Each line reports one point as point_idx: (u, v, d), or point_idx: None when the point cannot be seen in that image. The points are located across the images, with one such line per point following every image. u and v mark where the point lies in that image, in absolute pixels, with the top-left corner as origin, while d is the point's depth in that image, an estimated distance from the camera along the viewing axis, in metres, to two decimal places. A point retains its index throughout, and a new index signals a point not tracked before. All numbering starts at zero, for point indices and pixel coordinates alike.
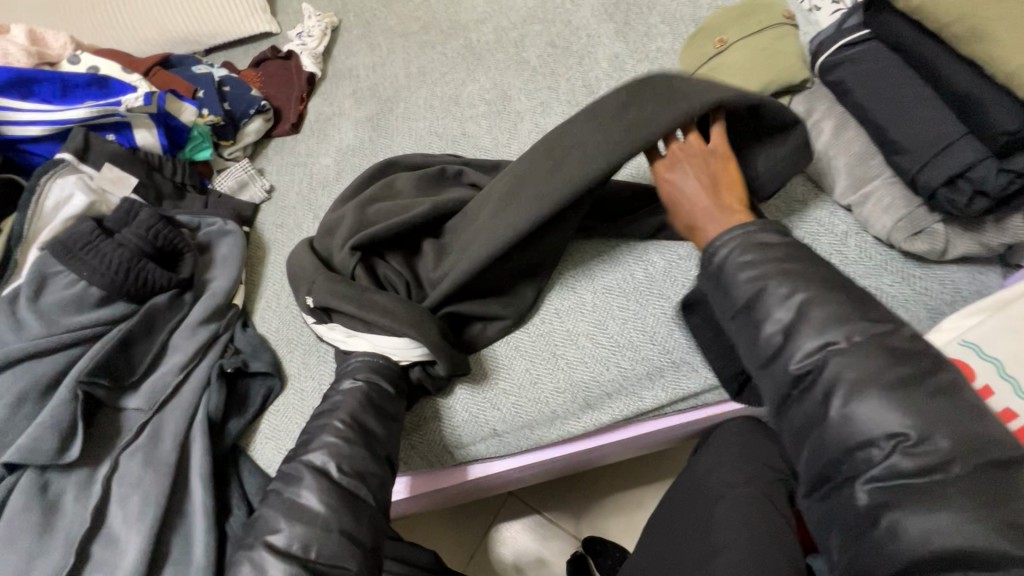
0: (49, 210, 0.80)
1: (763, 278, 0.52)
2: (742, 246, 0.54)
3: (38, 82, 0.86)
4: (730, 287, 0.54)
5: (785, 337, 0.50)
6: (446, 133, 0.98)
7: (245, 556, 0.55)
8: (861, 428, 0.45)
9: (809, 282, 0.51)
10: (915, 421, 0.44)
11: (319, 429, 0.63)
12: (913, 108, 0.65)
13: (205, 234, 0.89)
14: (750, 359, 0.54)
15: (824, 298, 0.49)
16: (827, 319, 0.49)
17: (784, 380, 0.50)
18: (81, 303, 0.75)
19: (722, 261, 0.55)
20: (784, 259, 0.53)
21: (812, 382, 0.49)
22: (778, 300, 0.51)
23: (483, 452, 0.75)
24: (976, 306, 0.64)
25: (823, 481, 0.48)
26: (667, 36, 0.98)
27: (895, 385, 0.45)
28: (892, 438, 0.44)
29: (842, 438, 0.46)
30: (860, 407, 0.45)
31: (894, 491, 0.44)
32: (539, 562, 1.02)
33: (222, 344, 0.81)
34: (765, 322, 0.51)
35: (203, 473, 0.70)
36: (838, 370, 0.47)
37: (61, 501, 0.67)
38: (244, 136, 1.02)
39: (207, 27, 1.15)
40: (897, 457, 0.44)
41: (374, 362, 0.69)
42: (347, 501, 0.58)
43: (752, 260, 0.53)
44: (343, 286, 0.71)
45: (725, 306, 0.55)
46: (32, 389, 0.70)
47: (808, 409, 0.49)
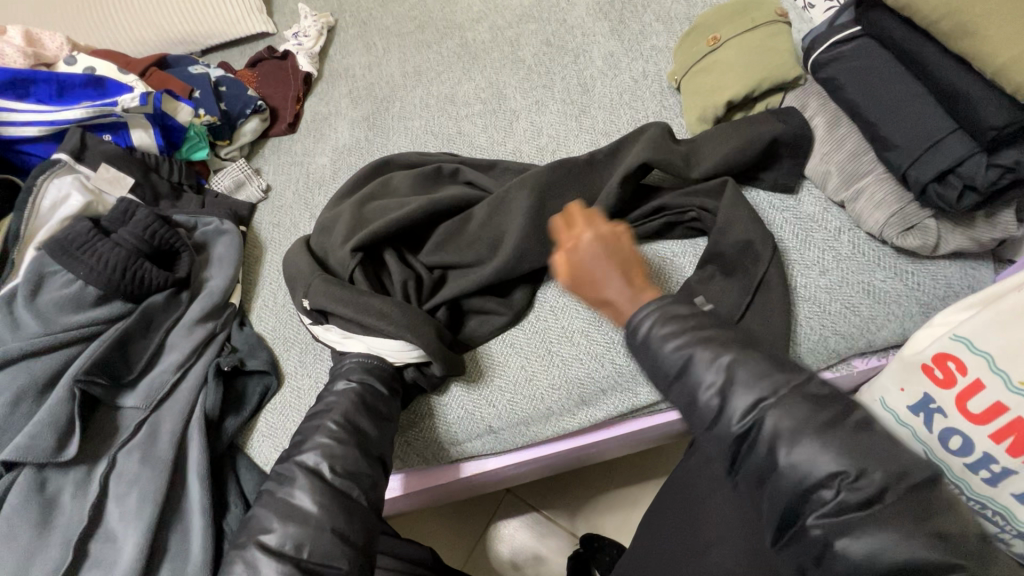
0: (45, 210, 0.81)
1: (688, 343, 0.48)
2: (660, 317, 0.49)
3: (35, 82, 0.86)
4: (657, 357, 0.49)
5: (721, 400, 0.46)
6: (442, 132, 0.99)
7: (238, 555, 0.55)
8: (804, 471, 0.42)
9: (728, 343, 0.47)
10: (852, 455, 0.41)
11: (313, 429, 0.63)
12: (904, 105, 0.66)
13: (201, 234, 0.90)
14: (694, 424, 0.49)
15: (748, 356, 0.46)
16: (755, 374, 0.45)
17: (729, 441, 0.46)
18: (79, 302, 0.75)
19: (646, 334, 0.50)
20: (699, 326, 0.48)
21: (755, 439, 0.44)
22: (705, 364, 0.47)
23: (479, 448, 0.76)
24: (968, 300, 0.65)
25: (779, 529, 0.44)
26: (662, 34, 0.99)
27: (827, 426, 0.42)
28: (835, 477, 0.41)
29: (792, 483, 0.42)
30: (795, 453, 0.42)
31: (843, 522, 0.40)
32: (537, 559, 1.02)
33: (218, 343, 0.81)
34: (699, 387, 0.47)
35: (200, 471, 0.70)
36: (775, 424, 0.43)
37: (59, 499, 0.67)
38: (242, 136, 1.03)
39: (204, 28, 1.16)
40: (845, 493, 0.41)
41: (367, 363, 0.69)
42: (340, 501, 0.58)
43: (673, 328, 0.49)
44: (340, 290, 0.72)
45: (657, 378, 0.50)
46: (30, 388, 0.70)
47: (756, 464, 0.44)
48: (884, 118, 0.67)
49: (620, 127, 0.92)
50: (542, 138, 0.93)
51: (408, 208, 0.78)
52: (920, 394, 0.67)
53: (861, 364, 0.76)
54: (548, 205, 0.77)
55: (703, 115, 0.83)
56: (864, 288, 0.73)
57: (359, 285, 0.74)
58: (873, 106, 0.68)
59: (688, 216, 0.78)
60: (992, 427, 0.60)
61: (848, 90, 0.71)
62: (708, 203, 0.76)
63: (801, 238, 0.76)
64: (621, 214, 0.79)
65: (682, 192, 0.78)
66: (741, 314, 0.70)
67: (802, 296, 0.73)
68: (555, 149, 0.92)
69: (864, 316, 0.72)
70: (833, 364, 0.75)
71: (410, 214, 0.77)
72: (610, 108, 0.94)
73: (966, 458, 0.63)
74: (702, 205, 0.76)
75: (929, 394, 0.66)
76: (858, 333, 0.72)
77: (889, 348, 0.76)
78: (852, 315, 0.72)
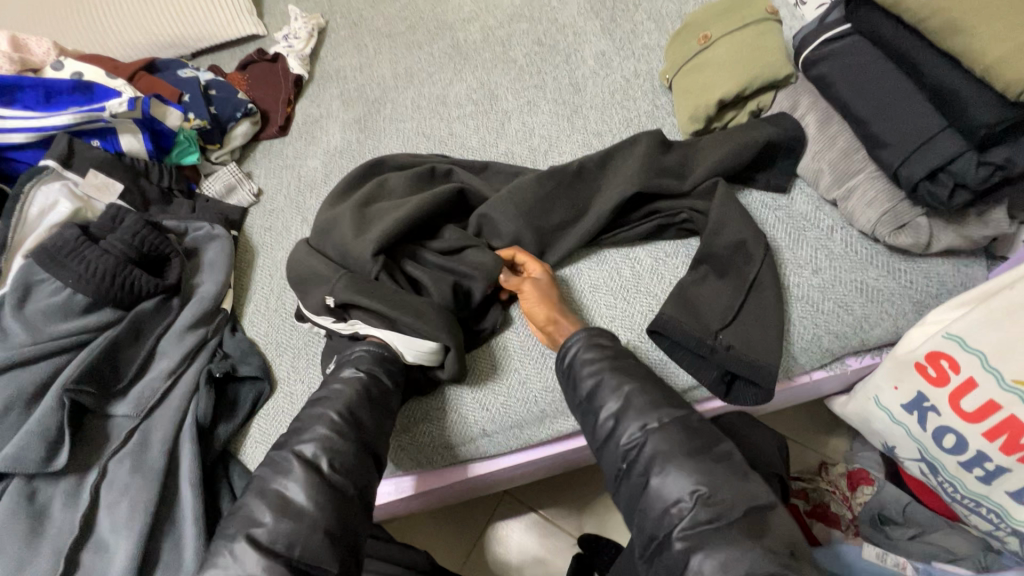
0: (34, 217, 0.81)
1: (601, 373, 0.63)
2: (586, 344, 0.65)
3: (22, 88, 0.86)
4: (577, 380, 0.64)
5: (615, 422, 0.60)
6: (434, 133, 0.98)
7: (226, 546, 0.54)
8: (669, 489, 0.54)
9: (632, 377, 0.62)
10: (704, 479, 0.53)
11: (315, 418, 0.63)
12: (893, 102, 0.65)
13: (192, 240, 0.89)
14: (592, 442, 0.62)
15: (644, 389, 0.61)
16: (644, 406, 0.59)
17: (616, 456, 0.59)
18: (68, 311, 0.75)
19: (571, 361, 0.66)
20: (614, 358, 0.64)
21: (636, 457, 0.57)
22: (610, 391, 0.61)
23: (473, 452, 0.75)
24: (962, 298, 0.64)
25: (651, 541, 0.54)
26: (653, 33, 0.99)
27: (694, 452, 0.55)
28: (693, 493, 0.53)
29: (660, 498, 0.54)
30: (664, 474, 0.55)
31: (700, 535, 0.51)
32: (536, 561, 1.02)
33: (210, 349, 0.80)
34: (601, 410, 0.61)
35: (192, 478, 0.69)
36: (654, 446, 0.56)
37: (49, 509, 0.67)
38: (232, 139, 1.02)
39: (193, 31, 1.15)
40: (698, 510, 0.52)
41: (377, 355, 0.69)
42: (333, 496, 0.58)
43: (593, 357, 0.64)
44: (373, 285, 0.71)
45: (573, 399, 0.65)
46: (19, 397, 0.69)
47: (633, 480, 0.57)
48: (875, 115, 0.67)
49: (612, 128, 0.91)
50: (534, 139, 0.93)
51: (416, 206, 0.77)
52: (913, 392, 0.68)
53: (855, 363, 0.76)
54: (546, 210, 0.78)
55: (694, 115, 0.83)
56: (857, 287, 0.72)
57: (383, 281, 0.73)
58: (863, 103, 0.68)
59: (681, 218, 0.78)
60: (986, 426, 0.61)
61: (838, 88, 0.71)
62: (701, 205, 0.77)
63: (793, 237, 0.76)
64: (618, 220, 0.80)
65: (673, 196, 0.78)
66: (734, 314, 0.70)
67: (796, 295, 0.73)
68: (547, 150, 0.92)
69: (858, 315, 0.71)
70: (827, 364, 0.74)
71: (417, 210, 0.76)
72: (602, 107, 0.93)
73: (960, 457, 0.65)
74: (692, 207, 0.77)
75: (923, 392, 0.67)
76: (852, 332, 0.72)
77: (883, 347, 0.75)
78: (845, 314, 0.72)
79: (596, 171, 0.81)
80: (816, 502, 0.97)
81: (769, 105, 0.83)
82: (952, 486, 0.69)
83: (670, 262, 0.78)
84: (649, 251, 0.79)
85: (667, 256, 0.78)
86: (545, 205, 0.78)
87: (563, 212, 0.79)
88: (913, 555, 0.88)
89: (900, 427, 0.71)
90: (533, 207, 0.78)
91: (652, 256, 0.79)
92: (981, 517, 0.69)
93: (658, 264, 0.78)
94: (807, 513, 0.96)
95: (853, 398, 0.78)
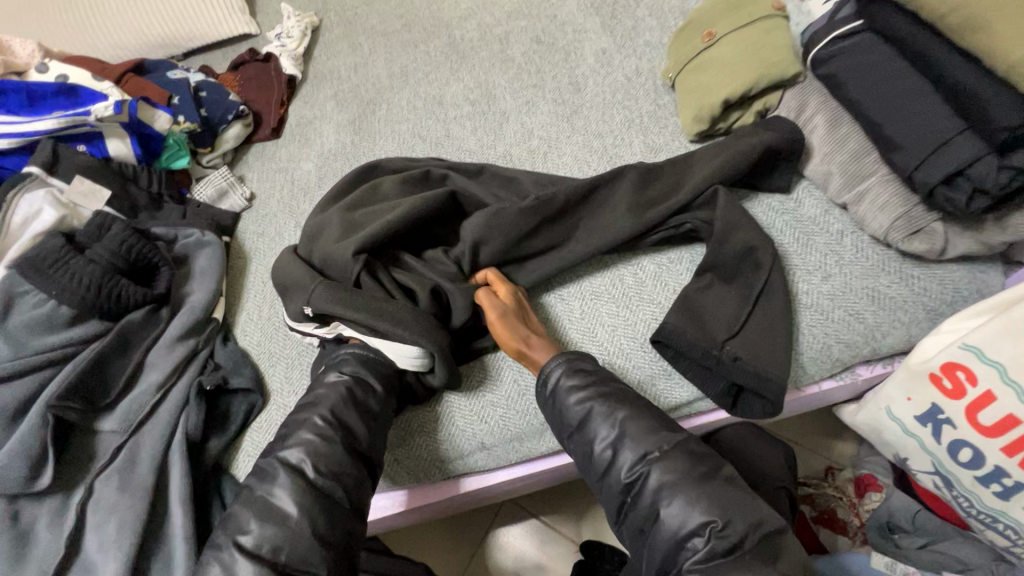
0: (17, 226, 0.78)
1: (589, 401, 0.61)
2: (567, 370, 0.64)
3: (5, 93, 0.84)
4: (564, 409, 0.63)
5: (613, 452, 0.59)
6: (430, 135, 0.95)
7: (214, 557, 0.55)
8: (681, 521, 0.53)
9: (623, 403, 0.61)
10: (716, 508, 0.53)
11: (299, 424, 0.63)
12: (908, 102, 0.63)
13: (182, 247, 0.87)
14: (591, 474, 0.61)
15: (636, 414, 0.60)
16: (639, 433, 0.59)
17: (618, 490, 0.58)
18: (52, 323, 0.73)
19: (555, 386, 0.64)
20: (599, 384, 0.63)
21: (641, 488, 0.57)
22: (601, 419, 0.60)
23: (471, 466, 0.72)
24: (980, 306, 0.62)
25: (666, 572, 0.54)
26: (655, 30, 0.96)
27: (702, 479, 0.55)
28: (706, 525, 0.52)
29: (674, 530, 0.54)
30: (672, 505, 0.54)
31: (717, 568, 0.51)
32: (537, 568, 1.00)
33: (200, 361, 0.78)
34: (596, 440, 0.60)
35: (183, 495, 0.67)
36: (659, 477, 0.56)
37: (33, 530, 0.65)
38: (223, 142, 0.99)
39: (184, 30, 1.12)
40: (713, 542, 0.52)
41: (363, 355, 0.68)
42: (321, 502, 0.58)
43: (578, 384, 0.63)
44: (356, 292, 0.68)
45: (562, 429, 0.64)
46: (1, 414, 0.67)
47: (641, 512, 0.56)
48: (888, 117, 0.64)
49: (613, 128, 0.88)
50: (533, 140, 0.90)
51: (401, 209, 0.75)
52: (928, 404, 0.65)
53: (866, 372, 0.73)
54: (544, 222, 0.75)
55: (699, 115, 0.80)
56: (868, 294, 0.70)
57: (366, 289, 0.70)
58: (876, 105, 0.65)
59: (685, 229, 0.75)
60: (1004, 440, 0.59)
61: (849, 88, 0.68)
62: (704, 215, 0.74)
63: (801, 242, 0.73)
64: None
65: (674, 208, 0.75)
66: (741, 324, 0.68)
67: (805, 303, 0.70)
68: (546, 152, 0.89)
69: (869, 323, 0.69)
70: (836, 373, 0.72)
71: (401, 212, 0.74)
72: (603, 107, 0.90)
73: (978, 471, 0.63)
74: (695, 218, 0.74)
75: (938, 404, 0.64)
76: (863, 341, 0.69)
77: (894, 356, 0.73)
78: (855, 323, 0.69)
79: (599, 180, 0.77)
80: (822, 508, 0.95)
81: (776, 105, 0.80)
82: (967, 502, 0.67)
83: (673, 268, 0.76)
84: (650, 257, 0.77)
85: (670, 261, 0.76)
86: (543, 219, 0.75)
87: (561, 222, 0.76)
88: (922, 564, 0.85)
89: (912, 439, 0.69)
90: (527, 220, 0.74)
91: (654, 262, 0.76)
92: (998, 533, 0.66)
93: (661, 270, 0.75)
94: (813, 519, 0.96)
95: (863, 407, 0.75)
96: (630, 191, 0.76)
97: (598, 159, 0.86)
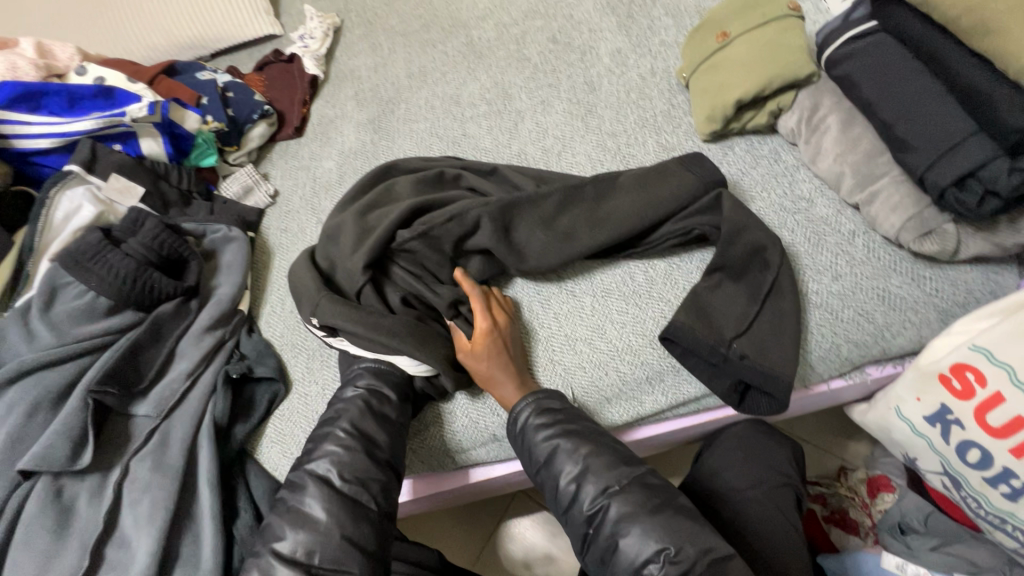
0: (59, 222, 0.83)
1: (556, 438, 0.64)
2: (537, 409, 0.66)
3: (47, 94, 0.87)
4: (532, 446, 0.65)
5: (576, 486, 0.61)
6: (447, 134, 0.97)
7: (254, 563, 0.58)
8: (637, 550, 0.56)
9: (587, 439, 0.63)
10: (669, 536, 0.55)
11: (323, 437, 0.66)
12: (923, 105, 0.63)
13: (210, 242, 0.91)
14: (556, 507, 0.63)
15: (600, 450, 0.62)
16: (602, 468, 0.61)
17: (581, 521, 0.60)
18: (91, 313, 0.77)
19: (524, 424, 0.66)
20: (565, 421, 0.65)
21: (602, 519, 0.59)
22: (567, 456, 0.62)
23: (484, 456, 0.75)
24: (988, 309, 0.63)
25: None
26: (671, 29, 0.97)
27: (657, 509, 0.58)
28: (659, 552, 0.55)
29: (632, 560, 0.56)
30: (630, 535, 0.57)
31: None
32: (548, 558, 1.02)
33: (227, 350, 0.82)
34: (561, 474, 0.62)
35: (211, 478, 0.71)
36: (618, 510, 0.58)
37: (75, 506, 0.69)
38: (249, 141, 1.03)
39: (213, 32, 1.16)
40: (666, 569, 0.54)
41: (377, 369, 0.71)
42: (347, 505, 0.61)
43: (546, 422, 0.65)
44: (351, 309, 0.72)
45: (530, 464, 0.65)
46: (45, 397, 0.71)
47: (601, 543, 0.58)
48: (901, 118, 0.64)
49: (627, 127, 0.89)
50: (548, 139, 0.92)
51: (403, 211, 0.77)
52: (937, 405, 0.66)
53: (876, 372, 0.73)
54: (538, 234, 0.76)
55: (712, 115, 0.81)
56: (878, 294, 0.70)
57: (365, 304, 0.75)
58: (889, 105, 0.66)
59: (692, 235, 0.75)
60: (1012, 442, 0.59)
61: (863, 88, 0.68)
62: (711, 220, 0.74)
63: (812, 242, 0.74)
64: (618, 199, 0.76)
65: (679, 215, 0.75)
66: (749, 323, 0.69)
67: (814, 302, 0.71)
68: (560, 151, 0.90)
69: (879, 323, 0.69)
70: (846, 373, 0.72)
71: (403, 222, 0.76)
72: (617, 107, 0.92)
73: (986, 472, 0.63)
74: (702, 224, 0.74)
75: (946, 405, 0.65)
76: (873, 341, 0.69)
77: (905, 356, 0.73)
78: (865, 323, 0.69)
79: (608, 182, 0.78)
80: (834, 508, 0.96)
81: (789, 105, 0.79)
82: (975, 502, 0.67)
83: (685, 267, 0.77)
84: (660, 258, 0.78)
85: (680, 260, 0.77)
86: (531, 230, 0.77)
87: (551, 229, 0.76)
88: (933, 565, 0.83)
89: (921, 440, 0.70)
90: (523, 230, 0.76)
91: (665, 261, 0.77)
92: (1006, 534, 0.67)
93: (671, 269, 0.77)
94: (824, 518, 0.96)
95: (873, 408, 0.76)
96: (651, 192, 0.75)
97: (612, 158, 0.87)
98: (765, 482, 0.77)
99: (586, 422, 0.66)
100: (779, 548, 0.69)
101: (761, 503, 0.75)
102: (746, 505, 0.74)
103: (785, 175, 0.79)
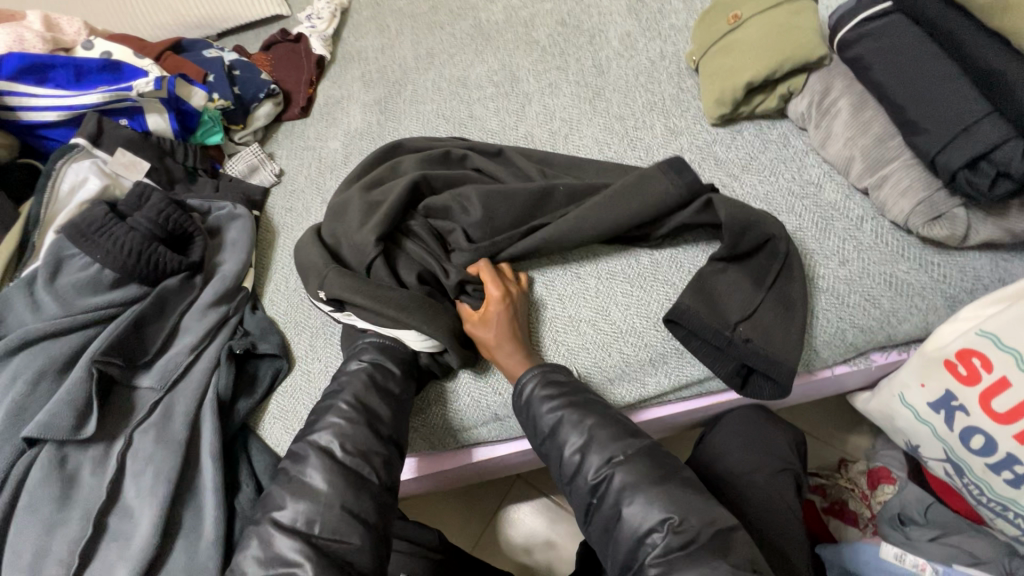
0: (64, 194, 0.83)
1: (561, 410, 0.64)
2: (541, 381, 0.66)
3: (53, 68, 0.87)
4: (537, 417, 0.65)
5: (580, 457, 0.61)
6: (454, 116, 0.97)
7: (254, 529, 0.59)
8: (639, 519, 0.56)
9: (593, 411, 0.63)
10: (673, 506, 0.55)
11: (325, 409, 0.66)
12: (934, 87, 0.62)
13: (215, 219, 0.91)
14: (560, 477, 0.63)
15: (605, 421, 0.62)
16: (607, 439, 0.61)
17: (585, 491, 0.61)
18: (96, 285, 0.78)
19: (529, 396, 0.66)
20: (571, 394, 0.65)
21: (605, 489, 0.59)
22: (572, 427, 0.62)
23: (485, 435, 0.75)
24: (992, 296, 0.61)
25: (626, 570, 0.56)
26: (681, 13, 0.96)
27: (659, 480, 0.57)
28: (664, 521, 0.55)
29: (635, 527, 0.56)
30: (633, 504, 0.57)
31: (671, 560, 0.53)
32: (547, 544, 1.02)
33: (231, 326, 0.83)
34: (566, 445, 0.62)
35: (214, 450, 0.72)
36: (621, 480, 0.58)
37: (79, 475, 0.69)
38: (255, 120, 1.03)
39: (221, 11, 1.16)
40: (669, 537, 0.54)
41: (382, 344, 0.71)
42: (348, 478, 0.61)
43: (550, 394, 0.65)
44: (360, 282, 0.72)
45: (535, 435, 0.66)
46: (50, 367, 0.72)
47: (605, 512, 0.59)
48: (912, 101, 0.64)
49: (635, 111, 0.89)
50: (555, 122, 0.91)
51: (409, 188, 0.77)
52: (943, 390, 0.65)
53: (880, 358, 0.73)
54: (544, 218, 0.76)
55: (722, 98, 0.80)
56: (886, 280, 0.70)
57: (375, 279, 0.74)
58: (901, 87, 0.65)
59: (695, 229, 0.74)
60: (1015, 428, 0.59)
61: (876, 70, 0.67)
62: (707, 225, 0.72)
63: (820, 227, 0.73)
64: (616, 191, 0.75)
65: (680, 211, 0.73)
66: (754, 307, 0.68)
67: (822, 286, 0.70)
68: (567, 134, 0.89)
69: (885, 309, 0.69)
70: (850, 358, 0.72)
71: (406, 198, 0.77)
72: (626, 90, 0.91)
73: (989, 458, 0.63)
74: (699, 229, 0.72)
75: (951, 391, 0.64)
76: (877, 327, 0.69)
77: (911, 343, 0.72)
78: (872, 307, 0.69)
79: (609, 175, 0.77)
80: (833, 499, 0.95)
81: (800, 88, 0.78)
82: (979, 489, 0.67)
83: (690, 252, 0.76)
84: (666, 243, 0.77)
85: (685, 247, 0.77)
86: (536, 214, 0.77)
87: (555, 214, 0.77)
88: (933, 556, 0.85)
89: (925, 426, 0.69)
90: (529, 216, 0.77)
91: (670, 246, 0.77)
92: (1008, 521, 0.66)
93: (677, 253, 0.76)
94: (823, 509, 0.96)
95: (877, 395, 0.76)
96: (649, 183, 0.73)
97: (619, 141, 0.87)
98: (767, 467, 0.77)
99: (589, 394, 0.66)
100: (779, 532, 0.70)
101: (761, 487, 0.74)
102: (747, 489, 0.74)
103: (793, 161, 0.79)
